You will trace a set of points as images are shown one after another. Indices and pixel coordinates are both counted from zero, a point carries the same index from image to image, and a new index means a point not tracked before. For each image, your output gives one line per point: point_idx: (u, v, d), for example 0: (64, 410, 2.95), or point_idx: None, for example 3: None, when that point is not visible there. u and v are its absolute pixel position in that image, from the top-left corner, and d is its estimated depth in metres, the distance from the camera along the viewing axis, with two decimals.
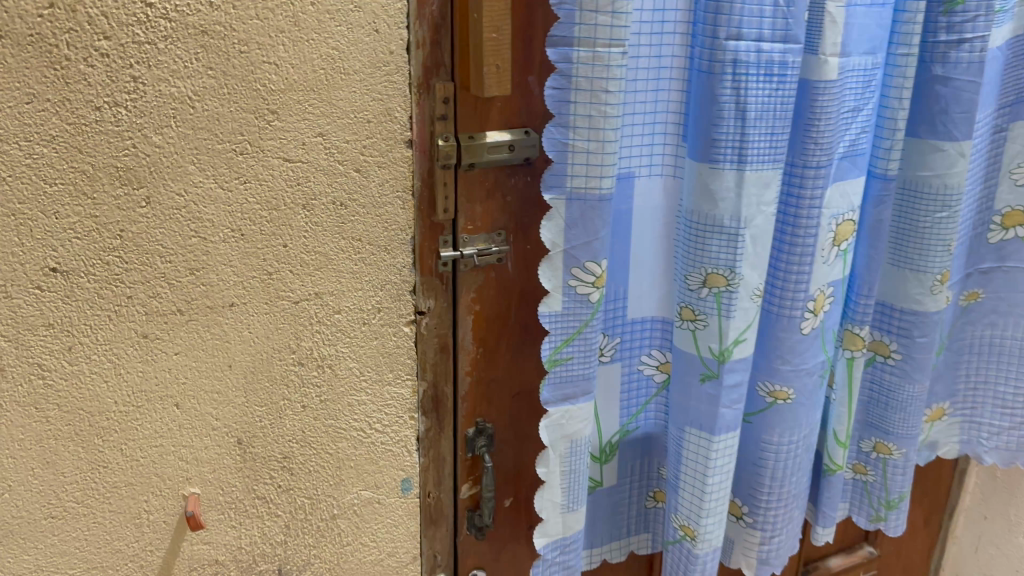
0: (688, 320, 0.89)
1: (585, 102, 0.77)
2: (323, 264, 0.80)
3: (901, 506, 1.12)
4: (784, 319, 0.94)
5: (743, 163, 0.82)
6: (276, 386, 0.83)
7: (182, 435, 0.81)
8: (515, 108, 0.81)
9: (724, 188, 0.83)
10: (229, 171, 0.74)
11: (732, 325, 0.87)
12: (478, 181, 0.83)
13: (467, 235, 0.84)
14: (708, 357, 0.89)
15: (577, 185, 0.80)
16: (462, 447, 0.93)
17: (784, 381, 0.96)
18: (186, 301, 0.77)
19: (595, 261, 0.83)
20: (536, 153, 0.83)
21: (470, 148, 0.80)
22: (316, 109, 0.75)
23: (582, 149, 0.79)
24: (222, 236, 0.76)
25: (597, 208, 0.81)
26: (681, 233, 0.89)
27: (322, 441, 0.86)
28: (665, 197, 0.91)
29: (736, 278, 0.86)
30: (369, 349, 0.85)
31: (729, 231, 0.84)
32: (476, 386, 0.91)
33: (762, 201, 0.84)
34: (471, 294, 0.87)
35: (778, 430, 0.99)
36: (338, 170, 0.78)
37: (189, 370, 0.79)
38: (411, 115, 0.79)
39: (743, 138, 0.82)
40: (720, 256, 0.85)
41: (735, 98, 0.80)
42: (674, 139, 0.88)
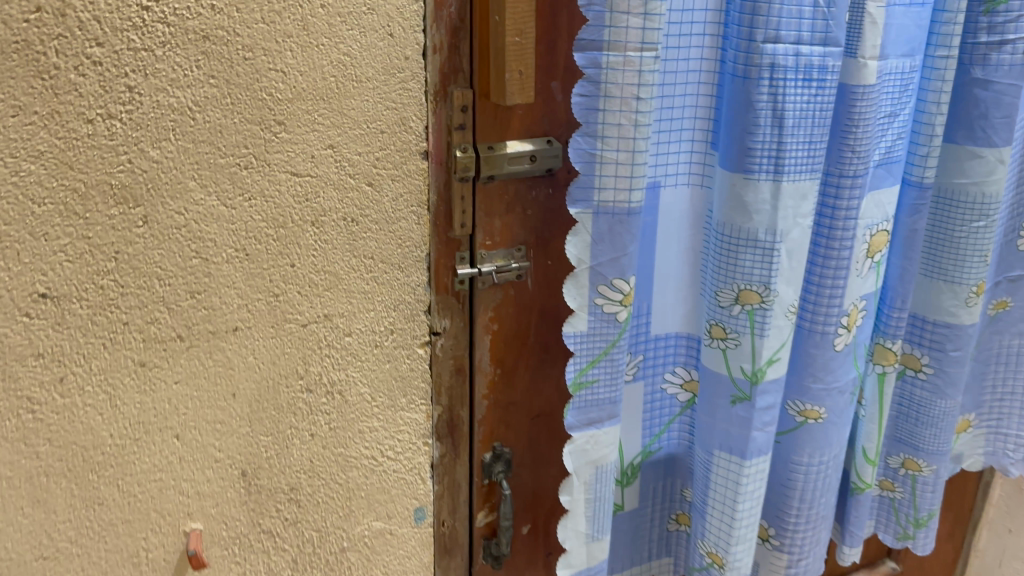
0: (718, 339, 0.84)
1: (615, 110, 0.72)
2: (333, 284, 0.75)
3: (930, 525, 1.07)
4: (817, 335, 0.89)
5: (780, 174, 0.77)
6: (283, 415, 0.77)
7: (182, 469, 0.75)
8: (537, 116, 0.77)
9: (759, 200, 0.78)
10: (233, 187, 0.69)
11: (766, 344, 0.82)
12: (497, 194, 0.78)
13: (485, 251, 0.79)
14: (740, 378, 0.84)
15: (605, 198, 0.75)
16: (479, 473, 0.88)
17: (815, 400, 0.92)
18: (187, 326, 0.71)
19: (622, 278, 0.78)
20: (559, 164, 0.78)
21: (490, 159, 0.75)
22: (326, 119, 0.70)
23: (612, 160, 0.74)
24: (225, 257, 0.70)
25: (626, 223, 0.76)
26: (710, 247, 0.84)
27: (332, 470, 0.81)
28: (691, 207, 0.86)
29: (770, 295, 0.81)
30: (381, 373, 0.80)
31: (764, 245, 0.79)
32: (493, 409, 0.86)
33: (799, 213, 0.79)
34: (489, 313, 0.82)
35: (808, 449, 0.95)
36: (350, 184, 0.72)
37: (190, 399, 0.74)
38: (427, 125, 0.74)
39: (780, 147, 0.77)
40: (754, 271, 0.80)
41: (772, 105, 0.75)
42: (703, 146, 0.83)
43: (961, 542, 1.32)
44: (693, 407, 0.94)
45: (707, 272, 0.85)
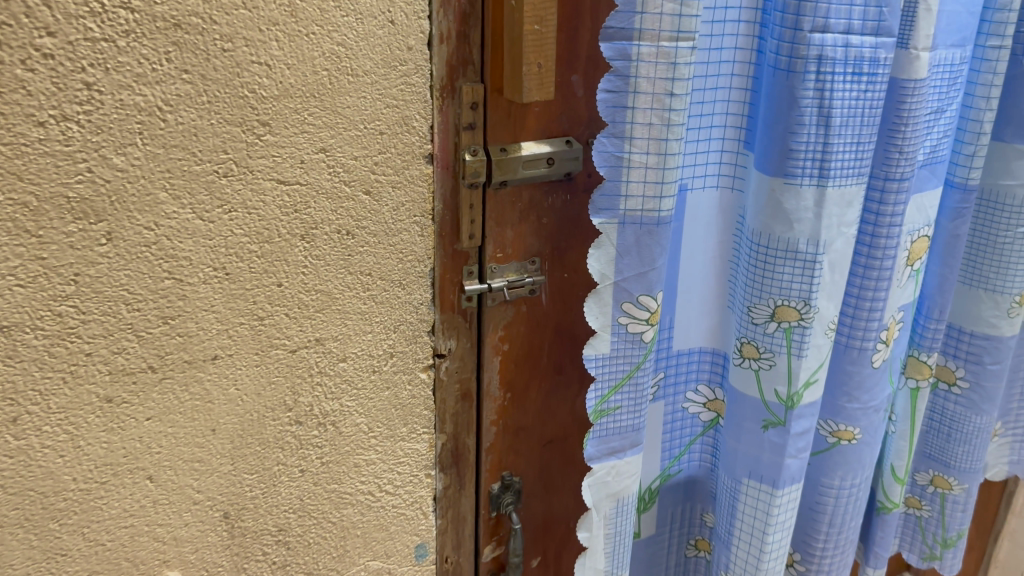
0: (750, 359, 0.77)
1: (645, 107, 0.64)
2: (325, 305, 0.66)
3: (958, 545, 1.01)
4: (853, 351, 0.82)
5: (824, 179, 0.69)
6: (269, 450, 0.69)
7: (157, 513, 0.67)
8: (555, 113, 0.68)
9: (801, 208, 0.70)
10: (211, 199, 0.59)
11: (803, 365, 0.75)
12: (510, 201, 0.70)
13: (495, 264, 0.71)
14: (773, 401, 0.77)
15: (633, 207, 0.66)
16: (486, 504, 0.80)
17: (849, 420, 0.85)
18: (159, 356, 0.62)
19: (649, 295, 0.70)
20: (579, 167, 0.70)
21: (502, 162, 0.67)
22: (317, 119, 0.61)
23: (640, 164, 0.65)
24: (202, 277, 0.61)
25: (654, 233, 0.68)
26: (742, 257, 0.76)
27: (324, 508, 0.73)
28: (720, 212, 0.77)
29: (810, 312, 0.73)
30: (379, 401, 0.71)
31: (805, 257, 0.71)
32: (502, 436, 0.78)
33: (843, 222, 0.72)
34: (499, 333, 0.74)
35: (840, 472, 0.88)
36: (344, 193, 0.63)
37: (163, 437, 0.65)
38: (432, 124, 0.65)
39: (825, 149, 0.69)
40: (792, 285, 0.72)
41: (818, 102, 0.67)
42: (734, 145, 0.75)
43: (981, 553, 1.27)
44: (717, 427, 0.87)
45: (738, 285, 0.77)
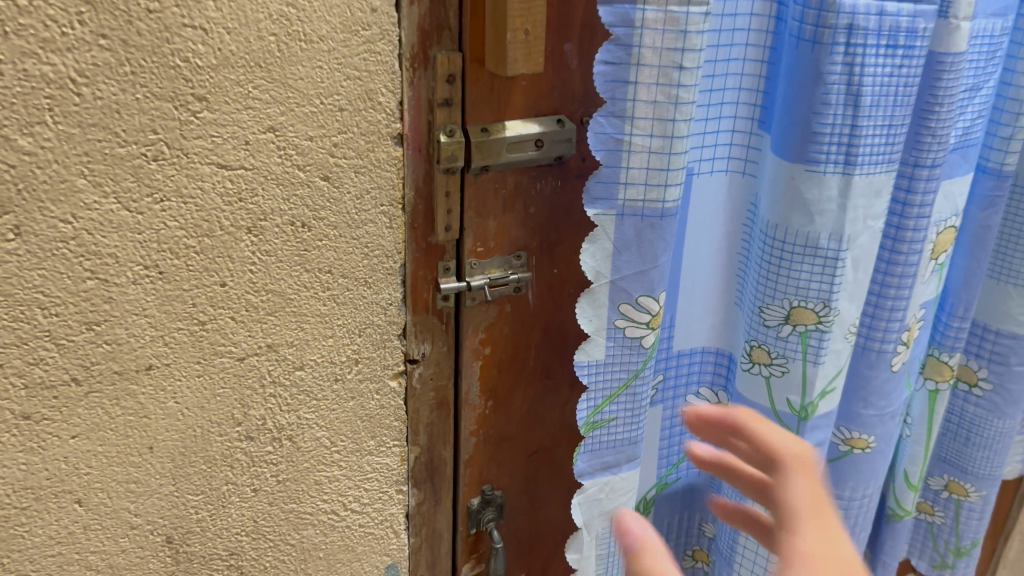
0: (761, 364, 0.68)
1: (649, 82, 0.55)
2: (278, 308, 0.57)
3: (973, 554, 0.95)
4: (872, 354, 0.75)
5: (851, 166, 0.61)
6: (217, 468, 0.61)
7: (89, 539, 0.59)
8: (545, 88, 0.59)
9: (824, 199, 0.62)
10: (139, 187, 0.51)
11: (820, 373, 0.67)
12: (492, 188, 0.61)
13: (475, 260, 0.63)
14: (785, 412, 0.69)
15: (633, 197, 0.58)
16: (464, 520, 0.73)
17: (865, 428, 0.78)
18: (83, 367, 0.54)
19: (651, 296, 0.61)
20: (572, 149, 0.61)
21: (482, 145, 0.58)
22: (264, 93, 0.52)
23: (642, 148, 0.56)
24: (130, 277, 0.53)
25: (658, 227, 0.59)
26: (754, 252, 0.67)
27: (282, 530, 0.65)
28: (729, 200, 0.69)
29: (830, 315, 0.65)
30: (342, 413, 0.63)
31: (826, 254, 0.63)
32: (483, 447, 0.70)
33: (869, 214, 0.63)
34: (480, 335, 0.66)
35: (851, 484, 0.80)
36: (298, 179, 0.55)
37: (93, 457, 0.57)
38: (401, 100, 0.56)
39: (853, 132, 0.60)
40: (811, 285, 0.64)
41: (847, 78, 0.59)
42: (747, 124, 0.66)
43: (991, 554, 1.20)
44: None
45: (748, 282, 0.69)
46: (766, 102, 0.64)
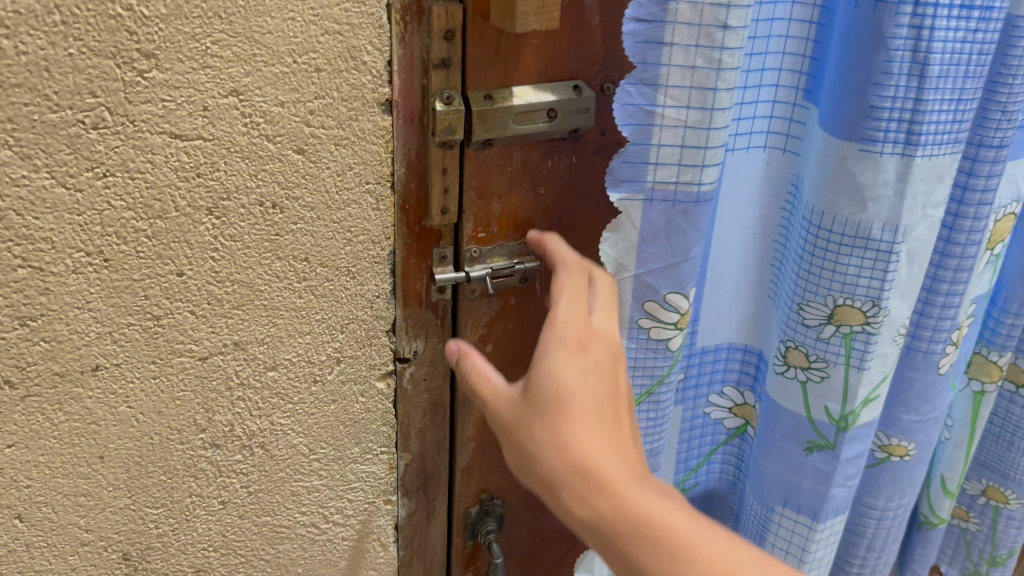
0: (798, 368, 0.62)
1: (687, 44, 0.47)
2: (246, 301, 0.50)
3: (1008, 564, 0.87)
4: (918, 355, 0.67)
5: (911, 146, 0.53)
6: (178, 479, 0.53)
7: (33, 558, 0.52)
8: (560, 49, 0.51)
9: (879, 184, 0.54)
10: (76, 160, 0.42)
11: (864, 379, 0.60)
12: (497, 165, 0.53)
13: (477, 247, 0.55)
14: (822, 421, 0.63)
15: (664, 178, 0.50)
16: (460, 532, 0.66)
17: (906, 435, 0.70)
18: (17, 369, 0.46)
19: (680, 293, 0.54)
20: (590, 121, 0.53)
21: (485, 115, 0.49)
22: (224, 49, 0.43)
23: (677, 122, 0.48)
24: (69, 265, 0.45)
25: (691, 214, 0.51)
26: (794, 242, 0.60)
27: (255, 545, 0.58)
28: (765, 180, 0.61)
29: (879, 316, 0.58)
30: (322, 417, 0.56)
31: (879, 247, 0.56)
32: (482, 453, 0.64)
33: (929, 202, 0.55)
34: (479, 332, 0.58)
35: (886, 492, 0.73)
36: (268, 152, 0.47)
37: (33, 468, 0.49)
38: (391, 60, 0.48)
39: (917, 107, 0.52)
40: (859, 282, 0.57)
41: (913, 42, 0.50)
42: (790, 94, 0.57)
43: None
44: (744, 436, 0.72)
45: (786, 275, 0.62)
46: (814, 69, 0.56)
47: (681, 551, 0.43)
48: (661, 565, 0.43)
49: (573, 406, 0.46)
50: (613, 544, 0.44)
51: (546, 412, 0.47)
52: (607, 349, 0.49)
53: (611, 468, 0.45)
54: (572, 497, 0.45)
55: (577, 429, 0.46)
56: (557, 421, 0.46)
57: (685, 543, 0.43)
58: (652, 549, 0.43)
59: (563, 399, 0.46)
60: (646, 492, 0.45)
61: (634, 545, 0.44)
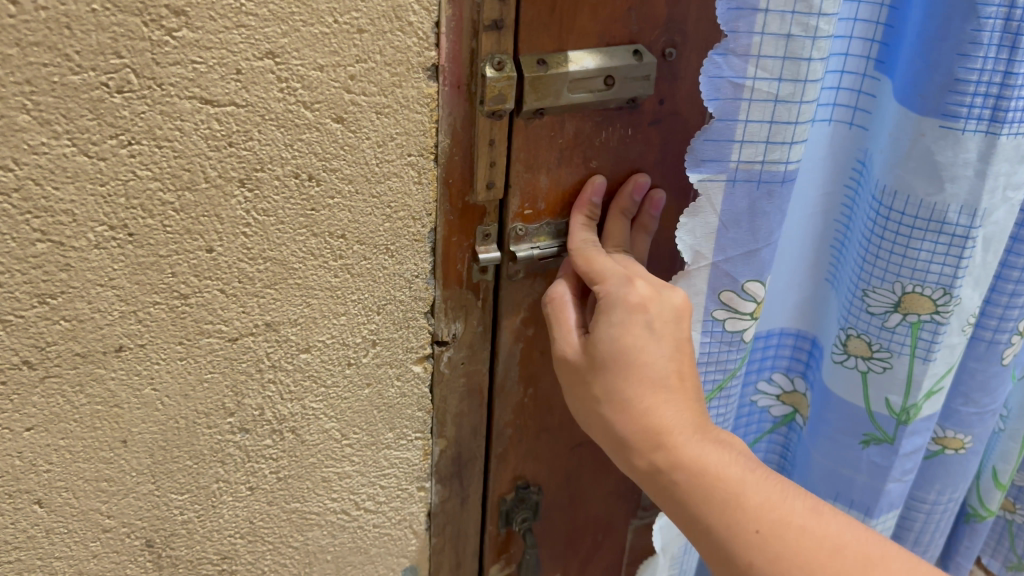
0: (859, 358, 0.65)
1: (783, 11, 0.49)
2: (279, 280, 0.47)
3: None
4: (982, 345, 0.71)
5: (997, 124, 0.54)
6: (205, 465, 0.51)
7: (53, 544, 0.49)
8: (620, 10, 0.47)
9: (959, 164, 0.56)
10: (100, 127, 0.39)
11: (929, 370, 0.63)
12: (547, 136, 0.50)
13: (522, 225, 0.52)
14: (882, 414, 0.66)
15: (748, 156, 0.53)
16: (494, 519, 0.65)
17: (963, 427, 0.74)
18: (36, 349, 0.43)
19: (758, 281, 0.58)
20: (648, 89, 0.49)
21: (539, 82, 0.46)
22: (260, 7, 0.40)
23: (767, 94, 0.51)
24: (92, 240, 0.41)
25: (775, 195, 0.55)
26: (860, 224, 0.62)
27: (283, 532, 0.56)
28: (831, 155, 0.62)
29: (949, 304, 0.61)
30: (356, 402, 0.53)
31: (955, 231, 0.58)
32: (518, 440, 0.62)
33: (1010, 184, 0.57)
34: (522, 314, 0.56)
35: (938, 486, 0.77)
36: (304, 121, 0.43)
37: (53, 453, 0.46)
38: (438, 21, 0.44)
39: (1004, 80, 0.53)
40: (929, 272, 0.60)
41: (1006, 9, 0.51)
42: (859, 64, 0.58)
43: None
44: (791, 424, 0.74)
45: (849, 260, 0.64)
46: (887, 37, 0.57)
47: (733, 504, 0.43)
48: (713, 514, 0.44)
49: (636, 367, 0.47)
50: (669, 494, 0.46)
51: (607, 373, 0.47)
52: (670, 306, 0.48)
53: (671, 425, 0.46)
54: (632, 449, 0.47)
55: (636, 388, 0.46)
56: (618, 381, 0.47)
57: (738, 495, 0.43)
58: (705, 498, 0.44)
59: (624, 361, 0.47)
60: (708, 445, 0.45)
61: (689, 494, 0.45)
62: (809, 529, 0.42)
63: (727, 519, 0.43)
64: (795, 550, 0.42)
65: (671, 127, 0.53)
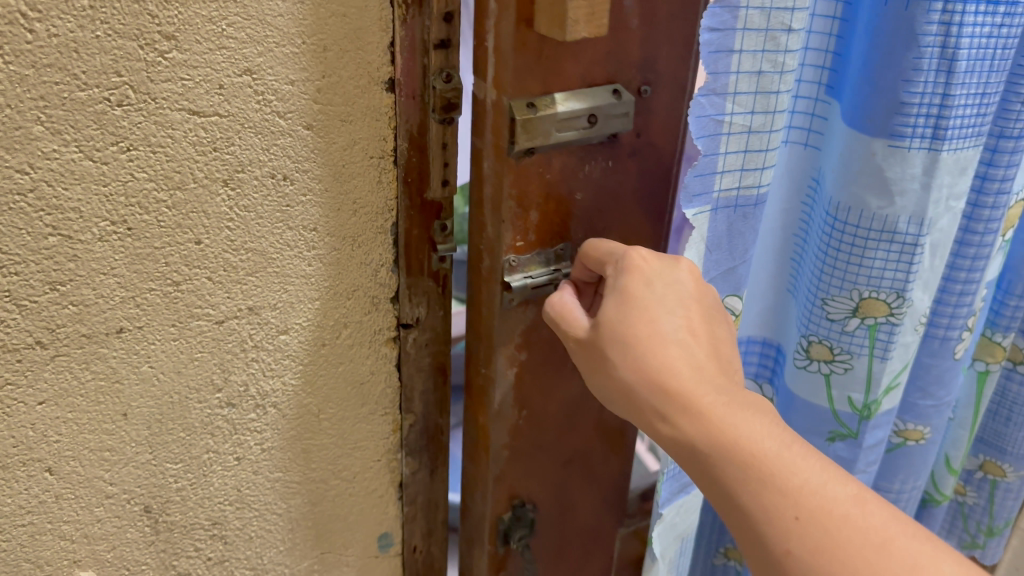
0: (822, 360, 0.84)
1: (753, 52, 0.65)
2: (259, 268, 0.53)
3: (1002, 532, 1.12)
4: (936, 341, 0.90)
5: (938, 141, 0.71)
6: (197, 436, 0.57)
7: (61, 509, 0.55)
8: (600, 56, 0.55)
9: (907, 179, 0.73)
10: (102, 135, 0.46)
11: (885, 364, 0.83)
12: (537, 172, 0.56)
13: (515, 256, 0.59)
14: (847, 414, 0.86)
15: (727, 186, 0.70)
16: (493, 539, 0.71)
17: (921, 419, 0.94)
18: (48, 330, 0.49)
19: None
20: (627, 124, 0.57)
21: (530, 124, 0.53)
22: (239, 31, 0.47)
23: (741, 126, 0.68)
24: (96, 234, 0.48)
25: (748, 215, 0.74)
26: (817, 232, 0.80)
27: (267, 499, 0.62)
28: (795, 172, 0.81)
29: (900, 308, 0.80)
30: (331, 378, 0.60)
31: (906, 240, 0.76)
32: (514, 460, 0.68)
33: (951, 195, 0.75)
34: (516, 341, 0.63)
35: (901, 476, 0.97)
36: (279, 128, 0.50)
37: (62, 425, 0.53)
38: (393, 42, 0.51)
39: (944, 101, 0.70)
40: (885, 281, 0.78)
41: (942, 37, 0.67)
42: (812, 89, 0.76)
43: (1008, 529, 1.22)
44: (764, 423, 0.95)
45: (806, 272, 0.83)
46: (834, 65, 0.74)
47: (774, 486, 0.49)
48: (748, 493, 0.49)
49: (642, 326, 0.54)
50: (696, 462, 0.52)
51: (619, 336, 0.54)
52: (678, 275, 0.56)
53: (697, 393, 0.52)
54: (655, 417, 0.53)
55: (647, 347, 0.53)
56: (629, 338, 0.53)
57: (780, 475, 0.49)
58: (733, 471, 0.50)
59: (633, 312, 0.54)
60: (737, 415, 0.51)
61: (724, 467, 0.50)
62: (851, 517, 0.47)
63: (769, 501, 0.49)
64: (837, 539, 0.46)
65: (646, 155, 0.61)
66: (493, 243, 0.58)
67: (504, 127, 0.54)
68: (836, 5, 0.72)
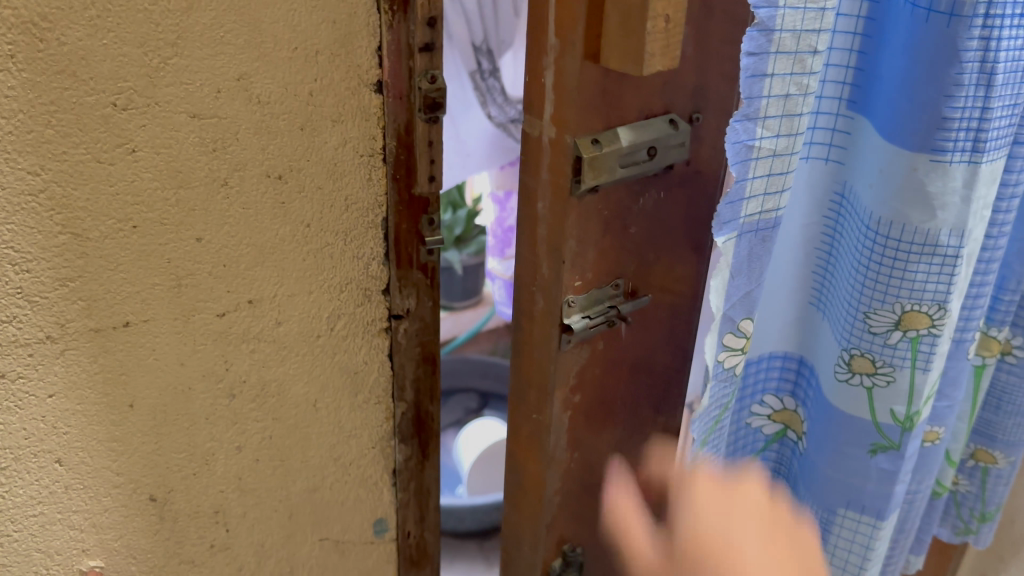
0: (864, 374, 0.84)
1: (784, 75, 0.62)
2: (258, 262, 0.56)
3: (995, 518, 1.16)
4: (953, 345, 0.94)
5: (978, 154, 0.74)
6: (200, 426, 0.60)
7: (70, 500, 0.58)
8: (657, 91, 0.59)
9: (948, 191, 0.75)
10: (109, 137, 0.49)
11: (926, 376, 0.83)
12: (597, 208, 0.60)
13: (575, 296, 0.61)
14: (889, 427, 0.85)
15: (751, 211, 0.68)
16: None
17: (938, 420, 0.97)
18: (58, 325, 0.52)
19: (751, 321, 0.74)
20: (682, 154, 0.63)
21: (597, 160, 0.56)
22: (237, 38, 0.50)
23: (768, 149, 0.65)
24: (103, 232, 0.51)
25: (767, 238, 0.71)
26: (852, 243, 0.81)
27: (269, 486, 0.65)
28: (818, 187, 0.83)
29: (941, 320, 0.80)
30: (325, 367, 0.63)
31: (948, 252, 0.77)
32: (566, 501, 0.71)
33: (985, 205, 0.77)
34: (571, 383, 0.65)
35: (918, 476, 1.00)
36: (276, 129, 0.53)
37: (71, 417, 0.55)
38: (379, 46, 0.54)
39: (983, 113, 0.72)
40: (927, 293, 0.79)
41: (982, 53, 0.70)
42: (834, 105, 0.79)
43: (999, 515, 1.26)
44: (783, 439, 0.96)
45: (840, 285, 0.84)
46: (857, 79, 0.77)
47: None
48: None
49: None
50: None
51: None
52: None
53: None
54: None
55: None
56: None
57: None
58: None
59: None
60: None
61: None
62: None
63: None
64: None
65: (692, 185, 0.66)
66: (551, 283, 0.60)
67: (569, 164, 0.55)
68: (858, 21, 0.75)
